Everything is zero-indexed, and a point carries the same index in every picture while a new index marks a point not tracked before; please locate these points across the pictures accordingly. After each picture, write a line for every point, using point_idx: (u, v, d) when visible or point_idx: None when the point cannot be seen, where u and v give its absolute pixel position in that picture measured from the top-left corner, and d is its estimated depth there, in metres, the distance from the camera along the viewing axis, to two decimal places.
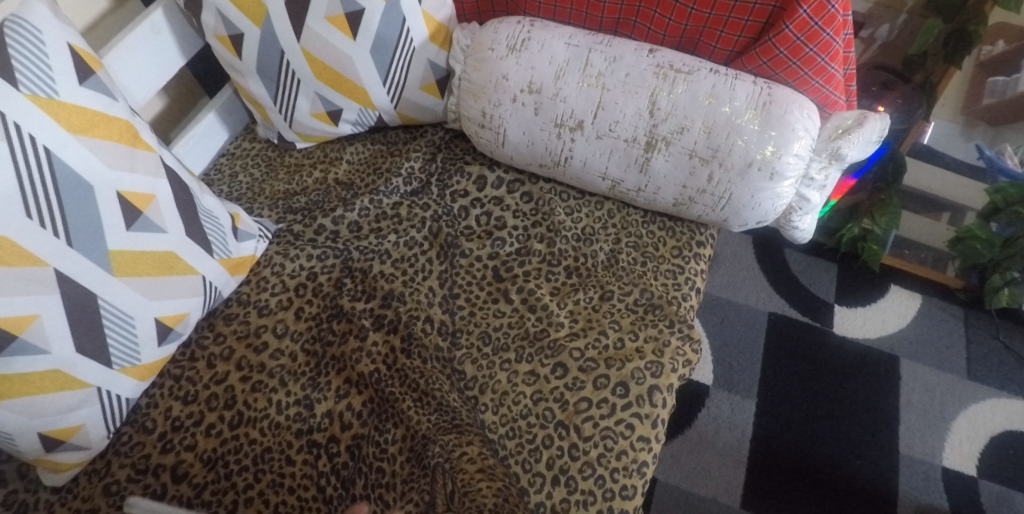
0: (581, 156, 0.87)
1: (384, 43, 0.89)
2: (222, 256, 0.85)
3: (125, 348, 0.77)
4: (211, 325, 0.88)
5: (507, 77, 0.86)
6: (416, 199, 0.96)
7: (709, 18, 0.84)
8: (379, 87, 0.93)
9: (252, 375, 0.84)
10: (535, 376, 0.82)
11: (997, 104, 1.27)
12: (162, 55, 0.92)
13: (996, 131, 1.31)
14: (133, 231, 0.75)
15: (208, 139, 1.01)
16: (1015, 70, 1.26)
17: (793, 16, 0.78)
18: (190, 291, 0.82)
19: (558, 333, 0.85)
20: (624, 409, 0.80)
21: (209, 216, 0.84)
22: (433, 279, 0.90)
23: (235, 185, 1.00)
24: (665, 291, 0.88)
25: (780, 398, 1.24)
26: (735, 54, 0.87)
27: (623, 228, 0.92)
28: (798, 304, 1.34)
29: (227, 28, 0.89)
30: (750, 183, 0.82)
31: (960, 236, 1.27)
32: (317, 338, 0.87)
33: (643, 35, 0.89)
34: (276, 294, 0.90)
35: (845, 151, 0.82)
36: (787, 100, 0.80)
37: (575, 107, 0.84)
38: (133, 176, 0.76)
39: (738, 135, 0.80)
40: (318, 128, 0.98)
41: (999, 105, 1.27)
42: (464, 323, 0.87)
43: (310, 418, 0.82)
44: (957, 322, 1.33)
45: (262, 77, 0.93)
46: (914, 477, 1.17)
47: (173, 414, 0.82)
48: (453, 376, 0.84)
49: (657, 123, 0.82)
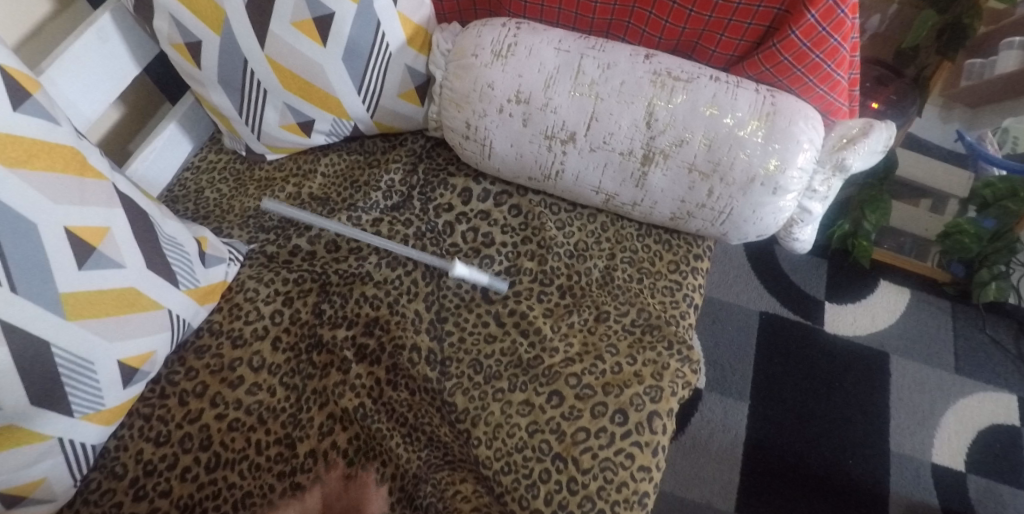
0: (573, 170, 0.82)
1: (357, 49, 0.82)
2: (189, 286, 0.79)
3: (85, 394, 0.71)
4: (182, 359, 0.82)
5: (493, 86, 0.80)
6: (397, 215, 0.90)
7: (709, 21, 0.78)
8: (354, 96, 0.86)
9: (228, 413, 0.78)
10: (530, 406, 0.78)
11: (975, 86, 1.30)
12: (114, 64, 0.83)
13: (972, 114, 1.35)
14: (86, 270, 0.69)
15: (170, 153, 0.95)
16: (990, 54, 1.29)
17: (800, 21, 0.73)
18: (155, 328, 0.75)
19: (553, 359, 0.80)
20: (623, 438, 0.74)
21: (172, 243, 0.78)
22: (419, 302, 0.85)
23: (201, 201, 0.93)
24: (662, 310, 0.84)
25: (773, 399, 1.22)
26: (735, 59, 0.82)
27: (618, 242, 0.88)
28: (789, 302, 1.32)
29: (183, 35, 0.81)
30: (752, 198, 0.77)
31: (948, 230, 1.24)
32: (296, 371, 0.81)
33: (637, 38, 0.84)
34: (250, 322, 0.83)
35: (850, 162, 0.78)
36: (791, 110, 0.75)
37: (566, 118, 0.79)
38: (82, 209, 0.69)
39: (740, 148, 0.75)
40: (289, 140, 0.91)
41: (977, 87, 1.31)
42: (454, 351, 0.82)
43: (293, 459, 0.77)
44: (945, 316, 1.32)
45: (225, 87, 0.86)
46: (905, 474, 1.16)
47: (144, 457, 0.76)
48: (444, 408, 0.79)
49: (654, 135, 0.77)
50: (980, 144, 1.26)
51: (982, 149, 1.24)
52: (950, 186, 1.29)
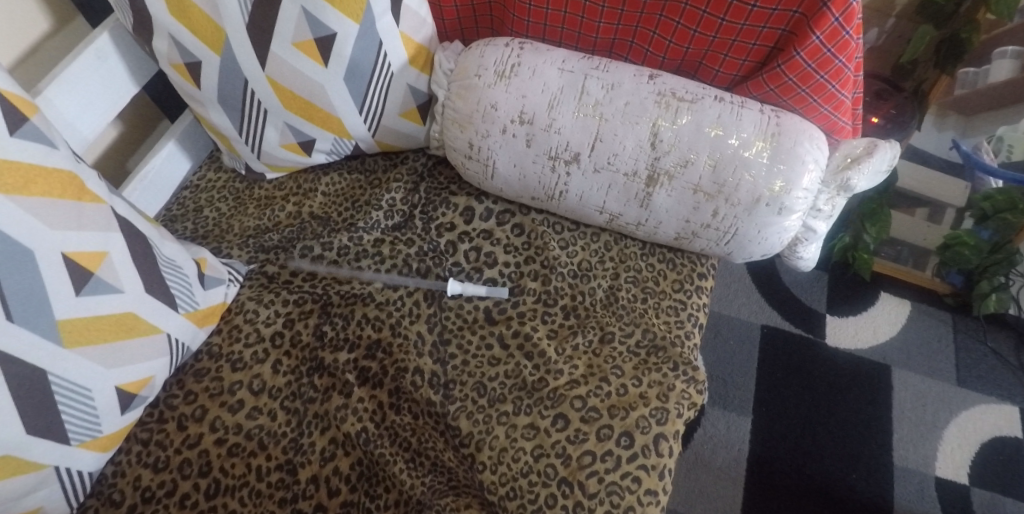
0: (577, 190, 0.81)
1: (359, 69, 0.82)
2: (188, 309, 0.78)
3: (83, 421, 0.70)
4: (181, 383, 0.80)
5: (496, 107, 0.79)
6: (399, 234, 0.90)
7: (713, 41, 0.78)
8: (355, 116, 0.86)
9: (228, 438, 0.77)
10: (535, 430, 0.77)
11: (969, 94, 1.30)
12: (113, 84, 0.82)
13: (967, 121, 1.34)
14: (84, 296, 0.68)
15: (167, 171, 0.94)
16: (984, 62, 1.29)
17: (805, 42, 0.73)
18: (154, 352, 0.74)
19: (558, 381, 0.79)
20: (630, 461, 0.73)
21: (172, 265, 0.77)
22: (422, 324, 0.84)
23: (199, 221, 0.92)
24: (667, 330, 0.83)
25: (775, 414, 1.21)
26: (739, 79, 0.81)
27: (622, 262, 0.87)
28: (790, 316, 1.32)
29: (182, 55, 0.81)
30: (757, 219, 0.76)
31: (948, 242, 1.24)
32: (297, 394, 0.80)
33: (640, 58, 0.84)
34: (250, 345, 0.82)
35: (855, 182, 0.77)
36: (796, 130, 0.75)
37: (571, 138, 0.78)
38: (80, 234, 0.68)
39: (745, 169, 0.74)
40: (289, 159, 0.91)
41: (971, 95, 1.30)
42: (458, 374, 0.81)
43: (294, 485, 0.75)
44: (946, 329, 1.32)
45: (225, 107, 0.85)
46: (909, 489, 1.15)
47: (142, 484, 0.74)
48: (448, 433, 0.78)
49: (659, 156, 0.76)
50: (975, 154, 1.26)
51: (980, 159, 1.23)
52: (949, 195, 1.31)
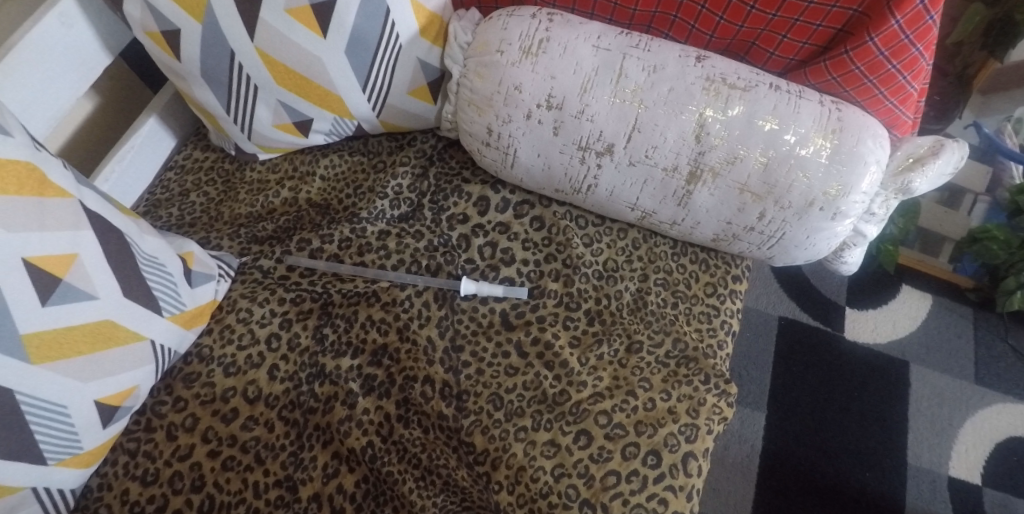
0: (607, 185, 0.73)
1: (363, 41, 0.72)
2: (173, 311, 0.70)
3: (60, 440, 0.62)
4: (169, 388, 0.73)
5: (520, 89, 0.70)
6: (406, 226, 0.82)
7: (771, 20, 0.69)
8: (358, 94, 0.77)
9: (222, 450, 0.70)
10: (556, 447, 0.69)
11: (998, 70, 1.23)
12: (82, 53, 0.72)
13: (986, 99, 1.28)
14: (52, 306, 0.60)
15: (148, 149, 0.85)
16: None
17: (883, 26, 0.64)
18: (136, 361, 0.67)
19: (581, 394, 0.72)
20: (656, 482, 0.67)
21: (153, 263, 0.68)
22: (432, 328, 0.76)
23: (186, 207, 0.84)
24: (698, 339, 0.76)
25: (791, 409, 1.17)
26: (795, 63, 0.73)
27: (651, 262, 0.80)
28: (810, 307, 1.26)
29: (160, 22, 0.71)
30: (808, 224, 0.69)
31: (975, 236, 1.14)
32: (296, 404, 0.73)
33: (684, 35, 0.74)
34: (244, 348, 0.75)
35: (917, 185, 0.70)
36: (859, 126, 0.67)
37: (604, 127, 0.69)
38: (43, 236, 0.59)
39: (801, 169, 0.66)
40: (284, 140, 0.82)
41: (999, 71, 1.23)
42: (472, 384, 0.74)
43: (295, 503, 0.69)
44: (967, 324, 1.26)
45: (210, 82, 0.75)
46: (921, 488, 1.11)
47: (130, 498, 0.68)
48: (461, 449, 0.72)
49: (703, 151, 0.68)
50: (998, 137, 1.19)
51: (1002, 142, 1.16)
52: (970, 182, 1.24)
